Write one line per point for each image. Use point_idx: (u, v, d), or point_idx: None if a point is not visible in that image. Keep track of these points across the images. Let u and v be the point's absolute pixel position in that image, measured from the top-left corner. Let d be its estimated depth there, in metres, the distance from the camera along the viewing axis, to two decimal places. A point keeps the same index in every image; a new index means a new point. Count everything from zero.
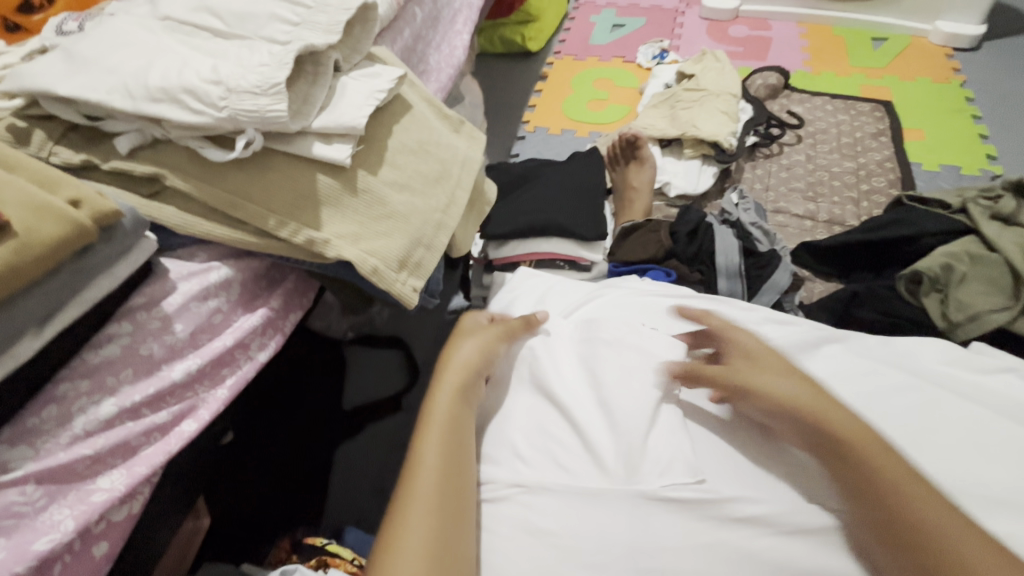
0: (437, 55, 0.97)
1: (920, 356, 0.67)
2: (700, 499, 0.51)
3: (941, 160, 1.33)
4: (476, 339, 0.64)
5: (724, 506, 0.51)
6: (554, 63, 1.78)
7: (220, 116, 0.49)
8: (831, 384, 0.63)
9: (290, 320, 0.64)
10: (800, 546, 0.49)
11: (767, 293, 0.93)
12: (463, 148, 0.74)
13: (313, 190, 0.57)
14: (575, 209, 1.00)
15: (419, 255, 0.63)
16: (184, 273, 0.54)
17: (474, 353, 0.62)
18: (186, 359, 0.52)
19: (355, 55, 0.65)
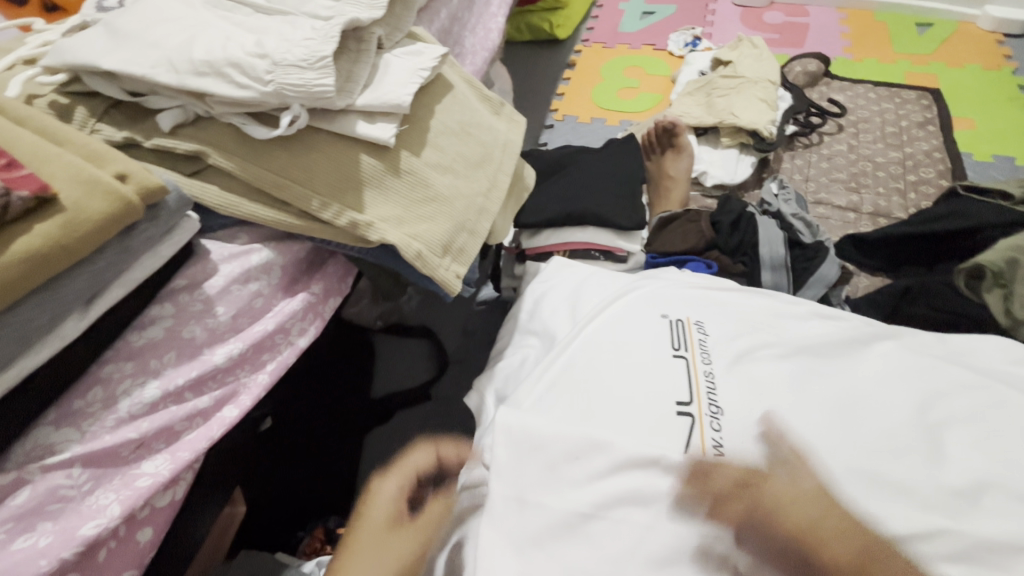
0: (472, 38, 0.95)
1: (986, 355, 0.63)
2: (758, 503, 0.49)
3: (993, 150, 1.27)
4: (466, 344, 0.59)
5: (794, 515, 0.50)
6: (583, 50, 1.74)
7: (266, 91, 0.47)
8: (892, 380, 0.58)
9: (329, 305, 0.62)
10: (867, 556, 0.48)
11: (813, 287, 0.90)
12: (504, 131, 0.72)
13: (357, 171, 0.55)
14: (612, 197, 0.97)
15: (462, 240, 0.61)
16: (226, 255, 0.53)
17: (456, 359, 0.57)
18: (228, 343, 0.51)
19: (397, 31, 0.63)
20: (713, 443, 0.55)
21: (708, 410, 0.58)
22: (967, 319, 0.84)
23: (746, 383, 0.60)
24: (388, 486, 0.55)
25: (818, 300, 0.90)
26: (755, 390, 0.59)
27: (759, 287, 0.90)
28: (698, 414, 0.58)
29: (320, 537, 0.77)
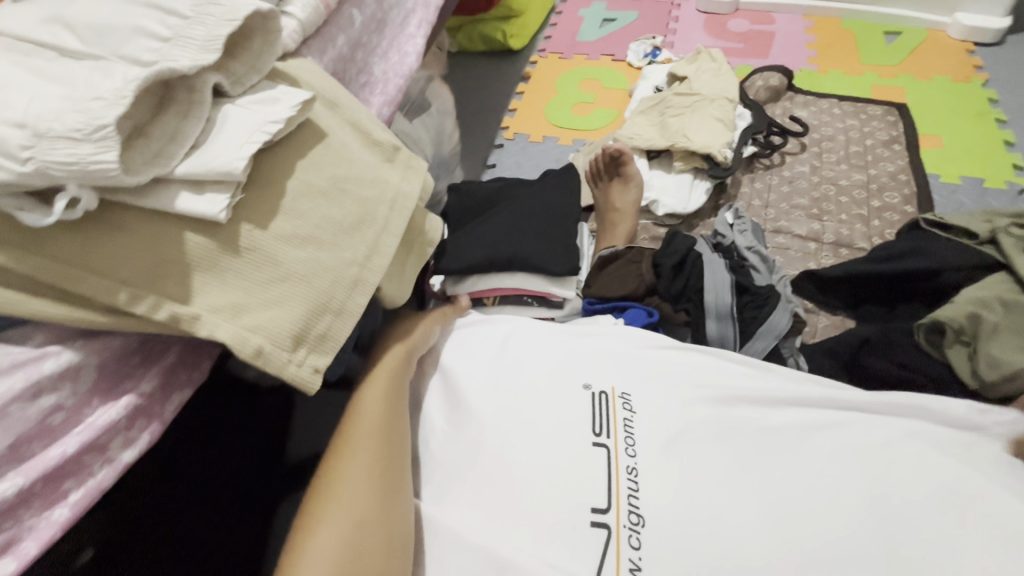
0: (383, 63, 0.85)
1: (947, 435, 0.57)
2: None
3: (961, 171, 1.19)
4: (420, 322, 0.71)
5: None
6: (538, 62, 1.65)
7: (25, 170, 0.37)
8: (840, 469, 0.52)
9: (171, 404, 0.51)
10: None
11: (762, 338, 0.81)
12: (395, 182, 0.62)
13: (179, 255, 0.45)
14: (544, 239, 0.88)
15: (324, 323, 0.50)
16: (7, 365, 0.43)
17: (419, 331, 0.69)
18: (4, 479, 0.41)
19: (252, 74, 0.53)
20: (631, 565, 0.48)
21: (628, 519, 0.50)
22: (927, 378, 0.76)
23: (676, 479, 0.52)
24: (396, 352, 0.65)
25: (769, 353, 0.81)
26: (687, 492, 0.51)
27: (703, 339, 0.81)
28: (616, 524, 0.50)
29: None
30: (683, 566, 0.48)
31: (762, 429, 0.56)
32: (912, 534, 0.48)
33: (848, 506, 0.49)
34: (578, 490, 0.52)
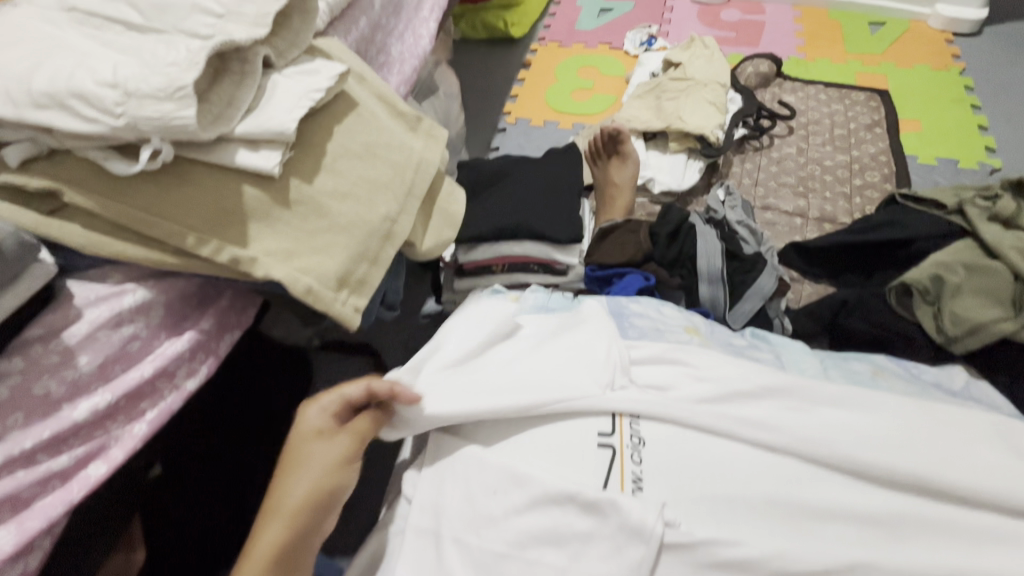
0: (400, 45, 0.91)
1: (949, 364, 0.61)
2: (681, 544, 0.49)
3: (938, 153, 1.27)
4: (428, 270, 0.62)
5: (702, 551, 0.48)
6: (538, 49, 1.70)
7: (118, 124, 0.43)
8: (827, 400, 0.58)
9: (225, 341, 0.58)
10: None
11: (750, 299, 0.89)
12: (419, 148, 0.68)
13: (238, 204, 0.51)
14: (550, 210, 0.94)
15: (363, 270, 0.57)
16: (93, 298, 0.49)
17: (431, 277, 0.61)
18: (94, 395, 0.47)
19: (293, 48, 0.59)
20: (632, 476, 0.54)
21: (630, 440, 0.56)
22: (900, 337, 0.83)
23: (679, 406, 0.57)
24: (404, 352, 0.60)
25: (756, 313, 0.89)
26: (686, 417, 0.56)
27: (695, 300, 0.89)
28: (619, 445, 0.55)
29: None
30: (681, 478, 0.53)
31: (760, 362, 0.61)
32: (884, 455, 0.53)
33: (833, 425, 0.55)
34: (583, 418, 0.57)
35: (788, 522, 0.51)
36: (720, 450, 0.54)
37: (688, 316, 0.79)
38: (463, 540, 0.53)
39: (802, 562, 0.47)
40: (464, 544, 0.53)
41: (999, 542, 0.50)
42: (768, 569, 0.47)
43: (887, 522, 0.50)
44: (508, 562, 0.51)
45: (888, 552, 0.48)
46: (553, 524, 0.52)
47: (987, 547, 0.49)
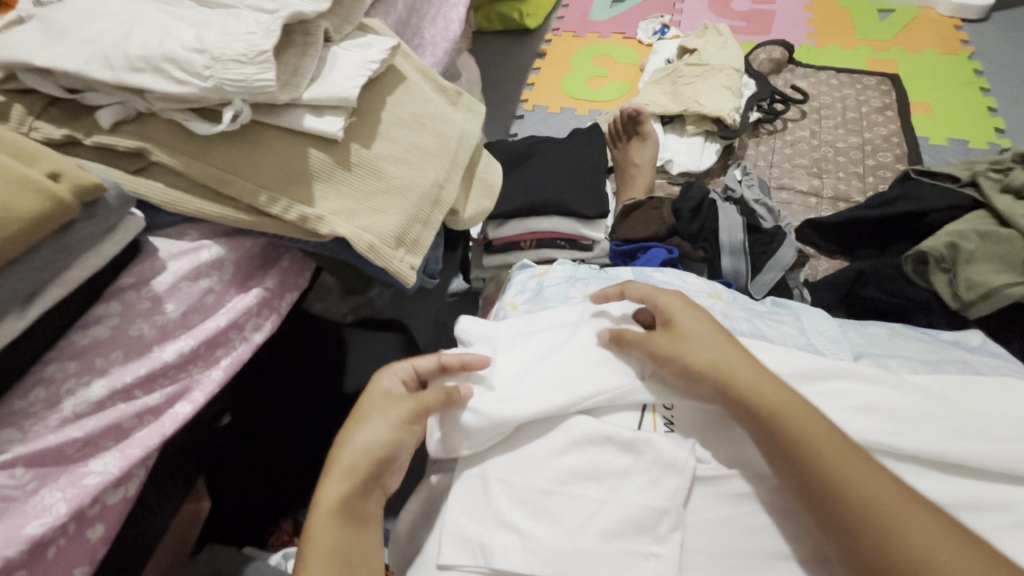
0: (432, 28, 0.94)
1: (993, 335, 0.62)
2: (715, 477, 0.53)
3: (948, 134, 1.30)
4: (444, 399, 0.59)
5: (730, 483, 0.53)
6: (553, 40, 1.74)
7: (205, 86, 0.47)
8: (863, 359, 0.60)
9: (286, 300, 0.62)
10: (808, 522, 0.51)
11: (771, 271, 0.92)
12: (460, 122, 0.72)
13: (305, 165, 0.55)
14: (576, 187, 0.98)
15: (416, 232, 0.61)
16: (175, 252, 0.53)
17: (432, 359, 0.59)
18: (179, 340, 0.51)
19: (347, 25, 0.63)
20: (665, 420, 0.56)
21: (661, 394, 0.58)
22: (915, 305, 0.87)
23: None
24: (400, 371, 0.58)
25: (777, 283, 0.92)
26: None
27: (718, 272, 0.92)
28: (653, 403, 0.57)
29: (290, 529, 0.78)
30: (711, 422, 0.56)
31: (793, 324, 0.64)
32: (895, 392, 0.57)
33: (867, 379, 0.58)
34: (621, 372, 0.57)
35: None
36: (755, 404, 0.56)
37: (711, 286, 0.82)
38: (508, 480, 0.54)
39: None
40: (505, 484, 0.54)
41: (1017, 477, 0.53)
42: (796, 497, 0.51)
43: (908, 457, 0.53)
44: (553, 497, 0.53)
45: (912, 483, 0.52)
46: (594, 462, 0.53)
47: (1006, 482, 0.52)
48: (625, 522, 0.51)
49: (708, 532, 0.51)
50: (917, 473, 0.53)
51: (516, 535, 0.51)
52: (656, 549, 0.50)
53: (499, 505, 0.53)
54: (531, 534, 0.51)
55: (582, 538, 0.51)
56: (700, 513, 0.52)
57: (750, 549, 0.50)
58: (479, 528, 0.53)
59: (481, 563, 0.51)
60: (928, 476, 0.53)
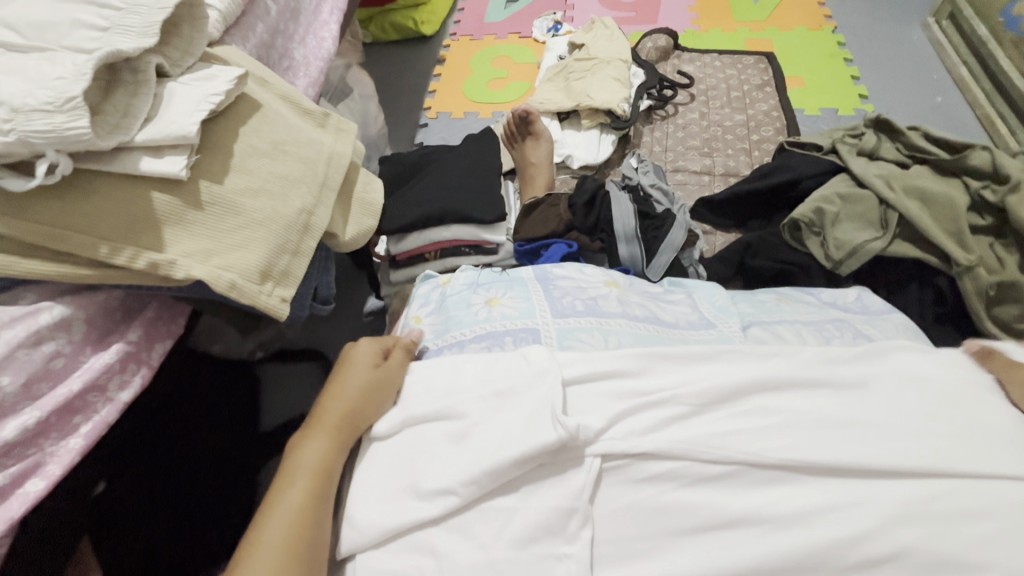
0: (303, 48, 0.92)
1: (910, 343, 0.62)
2: (619, 465, 0.54)
3: (820, 104, 1.41)
4: (353, 381, 0.62)
5: (632, 469, 0.54)
6: (451, 45, 1.74)
7: (8, 140, 0.44)
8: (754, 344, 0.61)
9: (156, 351, 0.59)
10: (702, 493, 0.52)
11: (664, 252, 0.95)
12: (329, 143, 0.70)
13: (149, 210, 0.52)
14: (471, 193, 0.98)
15: (285, 263, 0.59)
16: (8, 320, 0.49)
17: (355, 393, 0.61)
18: (22, 414, 0.47)
19: (187, 57, 0.60)
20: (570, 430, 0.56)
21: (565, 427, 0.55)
22: (797, 268, 0.93)
23: (610, 389, 0.58)
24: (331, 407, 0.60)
25: (672, 264, 0.96)
26: (611, 380, 0.59)
27: (617, 261, 0.95)
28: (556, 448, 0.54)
29: None
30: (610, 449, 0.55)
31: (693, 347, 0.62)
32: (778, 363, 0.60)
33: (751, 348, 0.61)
34: (524, 431, 0.53)
35: (709, 434, 0.54)
36: (658, 422, 0.55)
37: (607, 274, 0.84)
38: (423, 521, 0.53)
39: (716, 463, 0.52)
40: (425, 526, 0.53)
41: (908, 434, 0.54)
42: (686, 474, 0.52)
43: (802, 420, 0.55)
44: (467, 514, 0.53)
45: (780, 438, 0.53)
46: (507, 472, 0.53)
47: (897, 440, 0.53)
48: (535, 526, 0.51)
49: (615, 520, 0.52)
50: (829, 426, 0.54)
51: (431, 558, 0.51)
52: (568, 548, 0.50)
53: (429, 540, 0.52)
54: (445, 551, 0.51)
55: (495, 550, 0.50)
56: (607, 504, 0.53)
57: (648, 530, 0.51)
58: (394, 560, 0.53)
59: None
60: (830, 442, 0.52)
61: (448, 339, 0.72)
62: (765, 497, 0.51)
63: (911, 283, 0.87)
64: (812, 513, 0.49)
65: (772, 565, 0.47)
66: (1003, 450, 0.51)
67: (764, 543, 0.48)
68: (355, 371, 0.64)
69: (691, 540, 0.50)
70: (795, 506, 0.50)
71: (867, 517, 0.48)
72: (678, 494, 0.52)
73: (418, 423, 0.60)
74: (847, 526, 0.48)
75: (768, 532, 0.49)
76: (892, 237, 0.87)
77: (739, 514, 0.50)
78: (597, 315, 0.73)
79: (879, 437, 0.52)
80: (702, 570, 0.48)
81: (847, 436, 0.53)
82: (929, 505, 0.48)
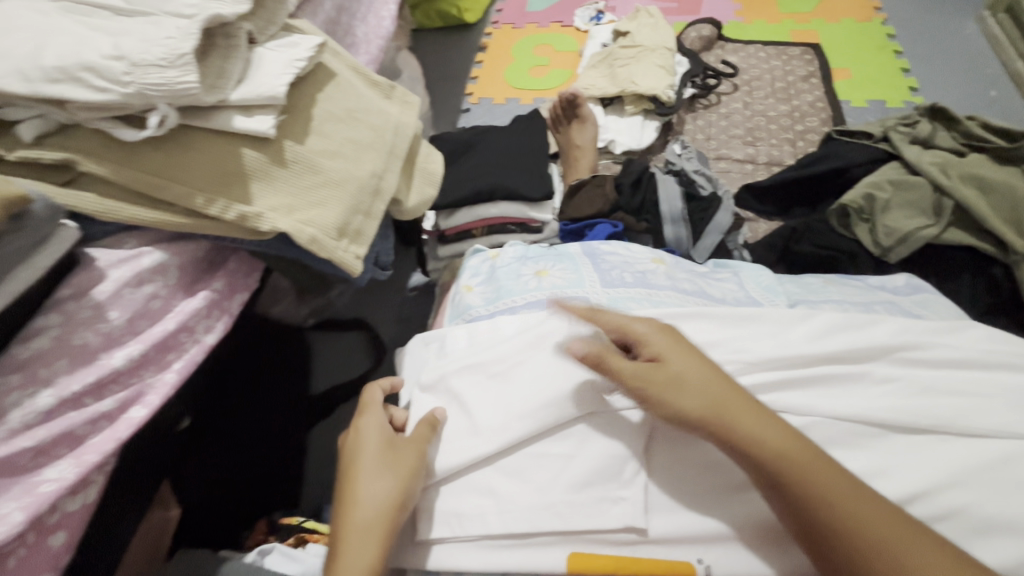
0: (364, 27, 0.95)
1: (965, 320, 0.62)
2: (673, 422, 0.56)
3: (868, 96, 1.39)
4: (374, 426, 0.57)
5: None
6: (493, 32, 1.76)
7: (127, 92, 0.48)
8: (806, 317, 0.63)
9: (236, 301, 0.63)
10: None
11: (710, 235, 0.97)
12: (395, 114, 0.73)
13: (239, 165, 0.56)
14: (520, 171, 1.00)
15: (358, 222, 0.63)
16: (114, 261, 0.53)
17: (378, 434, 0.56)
18: (127, 345, 0.52)
19: (270, 25, 0.64)
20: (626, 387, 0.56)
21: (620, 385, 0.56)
22: (842, 255, 0.93)
23: None
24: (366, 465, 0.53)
25: (716, 247, 0.97)
26: None
27: (661, 242, 0.97)
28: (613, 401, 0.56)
29: (265, 528, 0.77)
30: None
31: (744, 315, 0.63)
32: (835, 332, 0.61)
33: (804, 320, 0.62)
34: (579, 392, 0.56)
35: (762, 399, 0.56)
36: None
37: (654, 252, 0.85)
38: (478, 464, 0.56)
39: None
40: (486, 472, 0.56)
41: (965, 408, 0.55)
42: None
43: (854, 393, 0.56)
44: (526, 458, 0.56)
45: (830, 401, 0.55)
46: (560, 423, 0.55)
47: (953, 413, 0.54)
48: (591, 471, 0.53)
49: (670, 474, 0.54)
50: (882, 399, 0.56)
51: (491, 499, 0.54)
52: (623, 493, 0.52)
53: (491, 485, 0.55)
54: (508, 495, 0.54)
55: (553, 492, 0.53)
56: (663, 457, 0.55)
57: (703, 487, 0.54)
58: (455, 500, 0.55)
59: (460, 531, 0.54)
60: (875, 407, 0.55)
61: (500, 306, 0.75)
62: None
63: (965, 272, 0.87)
64: (861, 477, 0.52)
65: None
66: None
67: None
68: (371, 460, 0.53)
69: (742, 497, 0.52)
70: None
71: (921, 479, 0.51)
72: None
73: (472, 378, 0.61)
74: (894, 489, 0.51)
75: None
76: (946, 225, 0.87)
77: None
78: (645, 286, 0.74)
79: (919, 406, 0.54)
80: (749, 523, 0.51)
81: (905, 407, 0.55)
82: (982, 473, 0.51)
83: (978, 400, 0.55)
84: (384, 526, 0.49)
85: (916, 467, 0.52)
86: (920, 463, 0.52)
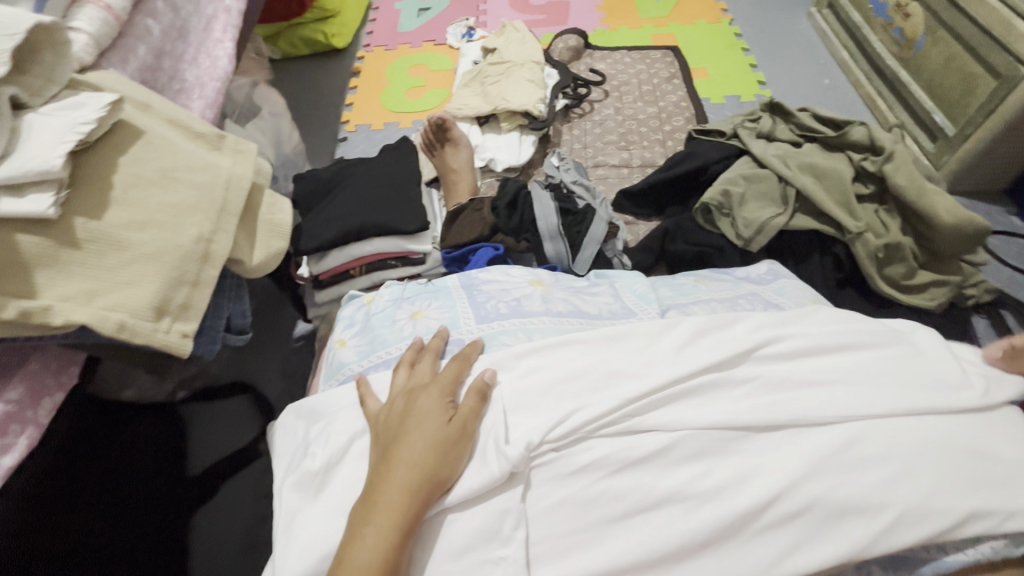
0: (195, 69, 0.87)
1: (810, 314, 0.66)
2: (552, 462, 0.55)
3: (725, 93, 1.49)
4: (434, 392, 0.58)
5: (562, 462, 0.55)
6: (365, 56, 1.70)
7: None
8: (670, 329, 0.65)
9: (44, 409, 0.53)
10: (629, 478, 0.54)
11: (589, 246, 0.97)
12: (226, 166, 0.67)
13: (14, 255, 0.48)
14: (391, 203, 0.95)
15: (182, 296, 0.56)
16: None
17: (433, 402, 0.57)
18: None
19: (50, 84, 0.56)
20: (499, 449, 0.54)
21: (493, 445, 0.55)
22: (712, 249, 0.97)
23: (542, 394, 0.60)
24: (423, 429, 0.55)
25: (596, 257, 0.97)
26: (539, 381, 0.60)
27: (544, 258, 0.97)
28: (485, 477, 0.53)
29: None
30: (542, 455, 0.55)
31: (613, 334, 0.64)
32: (695, 342, 0.64)
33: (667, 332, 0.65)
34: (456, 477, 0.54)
35: (630, 422, 0.56)
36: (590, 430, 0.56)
37: (533, 273, 0.84)
38: None
39: (640, 448, 0.55)
40: None
41: (815, 396, 0.58)
42: (615, 461, 0.54)
43: (716, 405, 0.58)
44: None
45: (697, 413, 0.57)
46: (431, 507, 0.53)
47: (805, 404, 0.57)
48: (471, 534, 0.52)
49: (549, 519, 0.53)
50: (743, 401, 0.58)
51: None
52: (503, 552, 0.51)
53: None
54: None
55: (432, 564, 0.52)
56: (539, 502, 0.54)
57: (584, 522, 0.53)
58: None
59: None
60: (736, 411, 0.56)
61: (374, 359, 0.71)
62: (689, 473, 0.54)
63: (814, 253, 0.94)
64: (732, 482, 0.53)
65: (697, 537, 0.50)
66: (883, 389, 0.58)
67: (691, 517, 0.51)
68: (422, 424, 0.55)
69: (621, 526, 0.52)
70: (716, 480, 0.53)
71: (784, 476, 0.52)
72: (606, 481, 0.54)
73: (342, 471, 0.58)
74: (762, 491, 0.51)
75: (696, 506, 0.52)
76: (791, 212, 0.94)
77: (666, 492, 0.53)
78: (520, 315, 0.73)
79: (775, 403, 0.57)
80: (633, 548, 0.51)
81: (765, 407, 0.57)
82: (834, 458, 0.53)
83: (830, 389, 0.58)
84: (417, 487, 0.51)
85: (780, 462, 0.53)
86: (780, 457, 0.54)
